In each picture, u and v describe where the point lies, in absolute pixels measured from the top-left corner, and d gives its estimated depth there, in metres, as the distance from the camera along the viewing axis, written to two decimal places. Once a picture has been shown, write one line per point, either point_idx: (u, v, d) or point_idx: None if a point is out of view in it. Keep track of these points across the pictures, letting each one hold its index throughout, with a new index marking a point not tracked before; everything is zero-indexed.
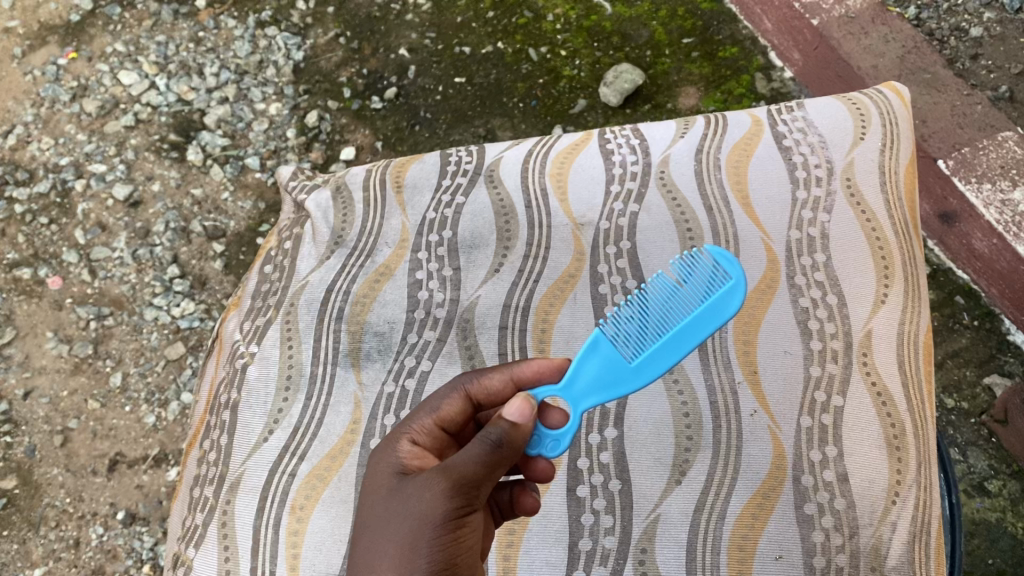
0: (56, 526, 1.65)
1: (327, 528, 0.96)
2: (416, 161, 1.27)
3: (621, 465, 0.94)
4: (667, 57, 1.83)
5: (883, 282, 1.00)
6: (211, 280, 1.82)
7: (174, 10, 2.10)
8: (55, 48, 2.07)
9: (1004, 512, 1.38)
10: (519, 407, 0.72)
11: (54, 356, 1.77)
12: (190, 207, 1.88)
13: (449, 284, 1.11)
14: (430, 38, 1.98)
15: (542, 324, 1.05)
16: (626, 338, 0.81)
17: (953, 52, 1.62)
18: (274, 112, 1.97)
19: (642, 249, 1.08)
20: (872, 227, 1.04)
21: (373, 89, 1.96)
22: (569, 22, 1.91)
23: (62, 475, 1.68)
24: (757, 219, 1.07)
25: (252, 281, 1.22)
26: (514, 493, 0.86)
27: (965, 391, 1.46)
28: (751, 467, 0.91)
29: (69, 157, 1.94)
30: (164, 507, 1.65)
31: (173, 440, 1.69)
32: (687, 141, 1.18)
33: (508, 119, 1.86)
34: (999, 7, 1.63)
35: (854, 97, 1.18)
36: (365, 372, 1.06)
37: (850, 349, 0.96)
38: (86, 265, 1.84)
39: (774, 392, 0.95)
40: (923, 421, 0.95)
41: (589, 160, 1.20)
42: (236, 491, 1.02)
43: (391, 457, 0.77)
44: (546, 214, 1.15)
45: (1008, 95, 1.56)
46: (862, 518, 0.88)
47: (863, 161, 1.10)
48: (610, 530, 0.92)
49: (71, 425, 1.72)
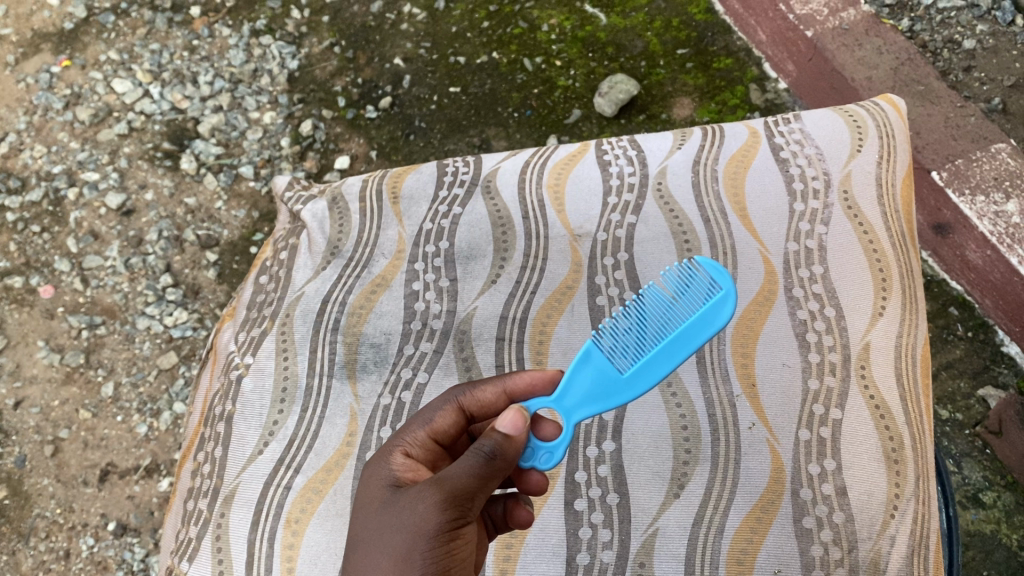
0: (45, 537, 1.62)
1: (323, 542, 0.95)
2: (412, 172, 1.27)
3: (619, 478, 0.94)
4: (662, 68, 1.84)
5: (880, 295, 1.00)
6: (205, 289, 1.81)
7: (169, 18, 2.09)
8: (48, 56, 2.06)
9: (999, 523, 1.38)
10: (512, 419, 0.71)
11: (45, 365, 1.75)
12: (183, 216, 1.87)
13: (446, 296, 1.10)
14: (425, 47, 1.98)
15: (540, 335, 1.04)
16: (621, 350, 0.80)
17: (946, 63, 1.63)
18: (268, 121, 1.96)
19: (640, 261, 1.07)
20: (869, 240, 1.04)
21: (368, 98, 1.96)
22: (564, 33, 1.92)
23: (52, 485, 1.66)
24: (754, 230, 1.07)
25: (248, 292, 1.22)
26: (507, 506, 0.85)
27: (959, 402, 1.47)
28: (749, 481, 0.91)
29: (62, 165, 1.93)
30: (155, 518, 1.63)
31: (165, 450, 1.68)
32: (685, 152, 1.18)
33: (503, 129, 1.86)
34: (992, 19, 1.64)
35: (850, 110, 1.19)
36: (360, 384, 1.05)
37: (847, 362, 0.96)
38: (78, 273, 1.82)
39: (772, 406, 0.94)
40: (921, 435, 0.94)
41: (586, 172, 1.19)
42: (229, 504, 1.00)
43: (384, 470, 0.76)
44: (543, 226, 1.14)
45: (1000, 108, 1.57)
46: (860, 533, 0.88)
47: (860, 174, 1.10)
48: (608, 544, 0.91)
49: (62, 435, 1.70)
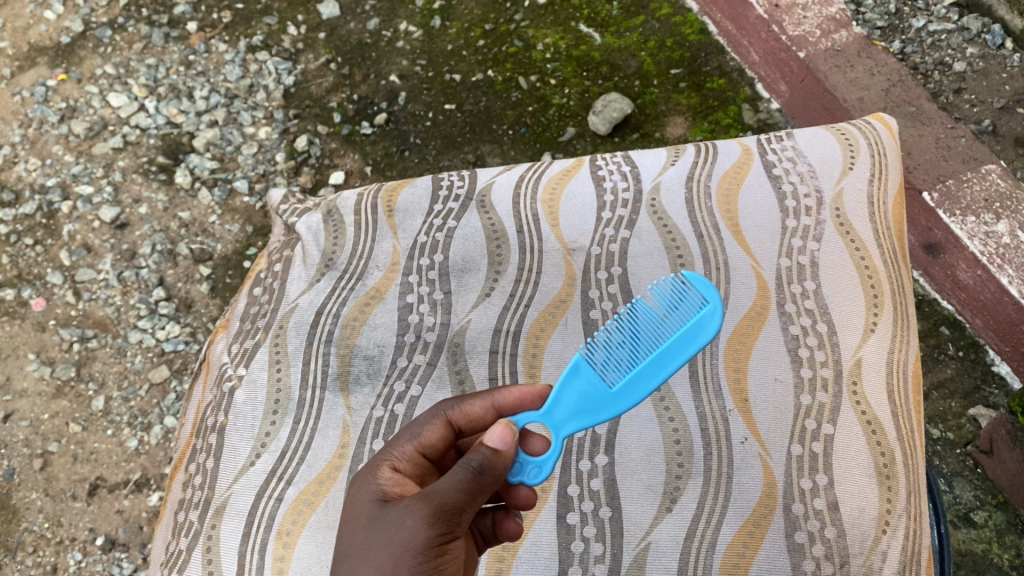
0: (33, 552, 1.60)
1: (314, 554, 0.94)
2: (406, 187, 1.28)
3: (611, 492, 0.94)
4: (656, 87, 1.86)
5: (872, 311, 1.01)
6: (198, 302, 1.81)
7: (166, 34, 2.11)
8: (44, 69, 2.07)
9: (989, 542, 1.37)
10: (500, 433, 0.70)
11: (35, 378, 1.74)
12: (177, 229, 1.87)
13: (440, 308, 1.11)
14: (421, 65, 2.01)
15: (533, 349, 1.05)
16: (613, 364, 0.80)
17: (937, 85, 1.67)
18: (263, 136, 1.98)
19: (633, 275, 1.08)
20: (861, 257, 1.06)
21: (363, 114, 1.97)
22: (558, 52, 1.95)
23: (40, 500, 1.64)
24: (747, 246, 1.08)
25: (241, 304, 1.21)
26: (496, 518, 0.84)
27: (950, 421, 1.48)
28: (741, 496, 0.91)
29: (55, 178, 1.93)
30: (144, 533, 1.60)
31: (156, 464, 1.66)
32: (677, 168, 1.20)
33: (497, 146, 1.88)
34: (981, 42, 1.68)
35: (844, 129, 1.21)
36: (354, 397, 1.05)
37: (839, 377, 0.97)
38: (70, 287, 1.82)
39: (763, 420, 0.95)
40: (912, 450, 0.95)
41: (580, 187, 1.21)
42: (221, 516, 0.99)
43: (372, 485, 0.76)
44: (537, 239, 1.15)
45: (991, 129, 1.60)
46: (852, 548, 0.88)
47: (852, 192, 1.11)
48: (600, 558, 0.91)
49: (51, 448, 1.68)
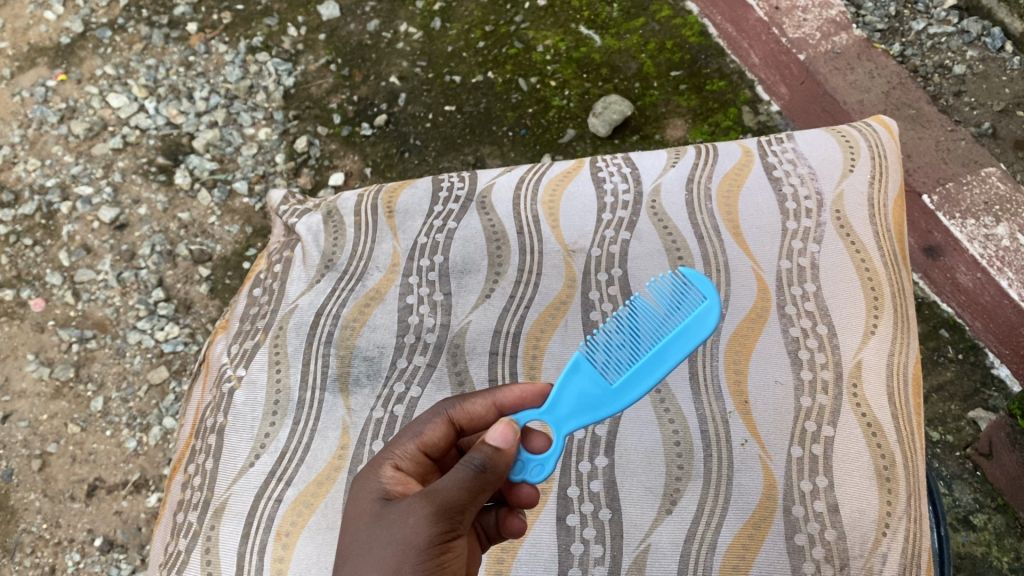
0: (31, 553, 1.60)
1: (313, 555, 0.93)
2: (407, 188, 1.28)
3: (611, 494, 0.94)
4: (656, 89, 1.86)
5: (873, 313, 1.01)
6: (197, 303, 1.80)
7: (165, 34, 2.11)
8: (44, 70, 2.07)
9: (989, 545, 1.37)
10: (502, 431, 0.70)
11: (34, 379, 1.73)
12: (177, 230, 1.87)
13: (440, 309, 1.11)
14: (421, 66, 2.01)
15: (534, 350, 1.05)
16: (613, 364, 0.80)
17: (937, 88, 1.67)
18: (263, 137, 1.98)
19: (633, 277, 1.08)
20: (861, 258, 1.06)
21: (363, 116, 1.97)
22: (558, 54, 1.95)
23: (38, 500, 1.64)
24: (747, 247, 1.08)
25: (241, 305, 1.21)
26: (499, 516, 0.84)
27: (949, 424, 1.46)
28: (741, 497, 0.91)
29: (55, 178, 1.93)
30: (142, 534, 1.60)
31: (154, 465, 1.66)
32: (678, 170, 1.20)
33: (497, 148, 1.88)
34: (981, 45, 1.69)
35: (844, 131, 1.21)
36: (353, 398, 1.05)
37: (839, 379, 0.96)
38: (69, 287, 1.81)
39: (764, 422, 0.95)
40: (912, 452, 0.95)
41: (580, 189, 1.21)
42: (220, 517, 0.99)
43: (374, 483, 0.75)
44: (538, 241, 1.15)
45: (990, 132, 1.61)
46: (851, 550, 0.88)
47: (852, 194, 1.11)
48: (599, 560, 0.91)
49: (49, 449, 1.67)
